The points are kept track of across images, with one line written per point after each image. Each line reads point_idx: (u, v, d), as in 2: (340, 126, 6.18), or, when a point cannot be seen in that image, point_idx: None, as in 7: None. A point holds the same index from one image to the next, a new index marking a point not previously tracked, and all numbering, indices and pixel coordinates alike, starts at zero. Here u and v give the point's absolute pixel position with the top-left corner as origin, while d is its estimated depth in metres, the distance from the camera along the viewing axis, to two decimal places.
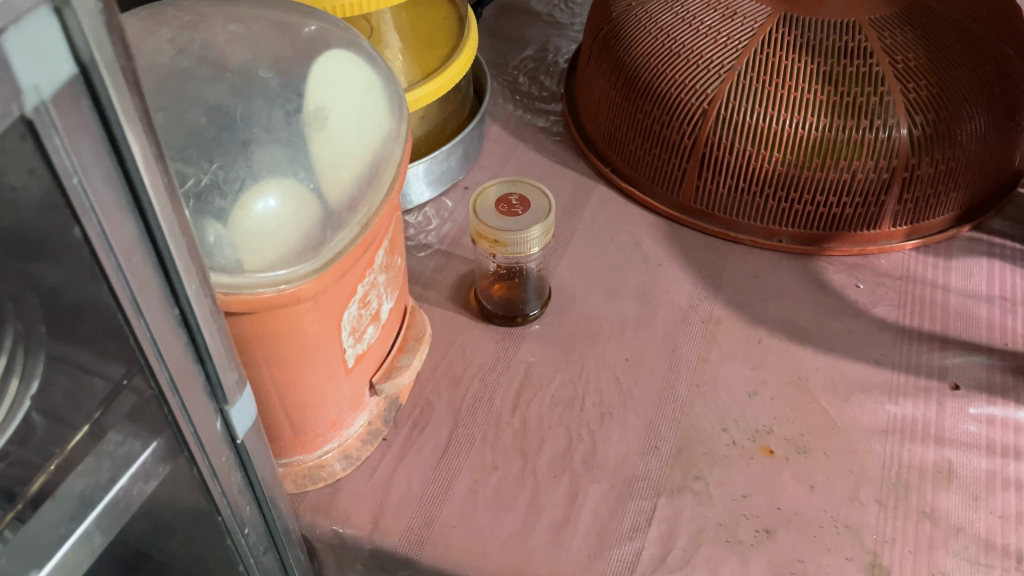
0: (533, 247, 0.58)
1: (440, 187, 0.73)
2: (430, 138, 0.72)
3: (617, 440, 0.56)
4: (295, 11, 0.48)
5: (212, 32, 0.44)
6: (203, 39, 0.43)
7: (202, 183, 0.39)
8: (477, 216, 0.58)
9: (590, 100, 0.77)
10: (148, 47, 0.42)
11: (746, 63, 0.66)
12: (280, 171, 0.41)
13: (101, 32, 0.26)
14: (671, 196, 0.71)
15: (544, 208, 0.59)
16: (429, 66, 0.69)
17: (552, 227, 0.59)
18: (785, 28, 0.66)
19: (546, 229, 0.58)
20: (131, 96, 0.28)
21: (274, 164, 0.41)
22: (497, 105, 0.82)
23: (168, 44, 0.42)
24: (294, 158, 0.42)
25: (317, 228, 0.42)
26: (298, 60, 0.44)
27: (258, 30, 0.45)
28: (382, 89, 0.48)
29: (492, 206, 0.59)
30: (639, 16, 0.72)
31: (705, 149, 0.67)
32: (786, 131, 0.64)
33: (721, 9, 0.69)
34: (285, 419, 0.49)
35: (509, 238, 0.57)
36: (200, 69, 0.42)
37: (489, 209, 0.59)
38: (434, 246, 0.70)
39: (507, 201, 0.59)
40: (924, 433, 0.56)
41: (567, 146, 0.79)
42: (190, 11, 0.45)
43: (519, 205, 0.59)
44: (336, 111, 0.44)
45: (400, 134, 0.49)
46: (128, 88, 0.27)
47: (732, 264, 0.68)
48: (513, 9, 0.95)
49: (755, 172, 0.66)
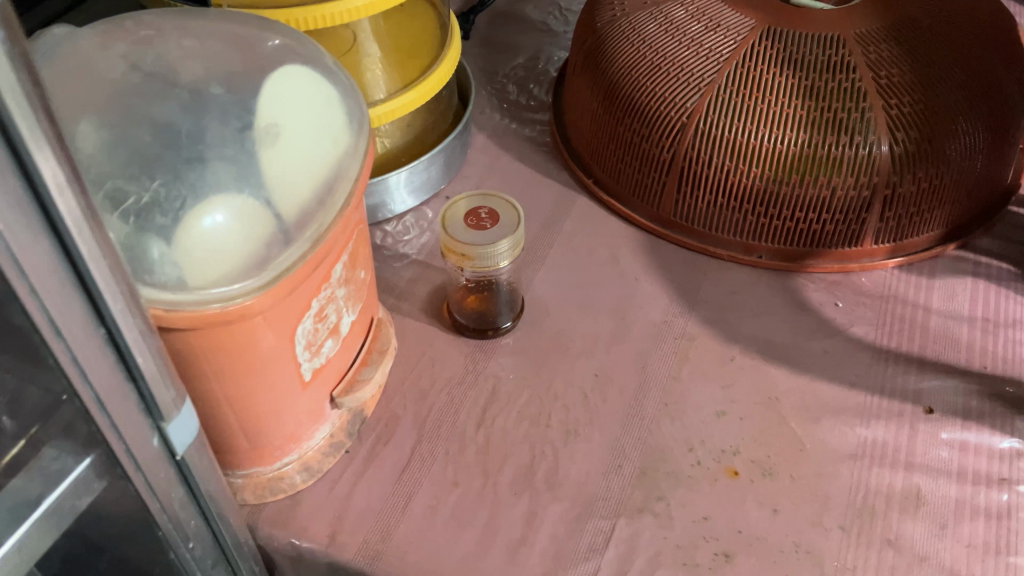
0: (501, 262, 0.58)
1: (422, 196, 0.73)
2: (411, 147, 0.71)
3: (580, 459, 0.56)
4: (255, 26, 0.49)
5: (166, 48, 0.44)
6: (157, 55, 0.44)
7: (144, 200, 0.39)
8: (445, 231, 0.58)
9: (575, 110, 0.77)
10: (102, 64, 0.43)
11: (727, 77, 0.65)
12: (225, 189, 0.41)
13: (4, 60, 0.26)
14: (652, 210, 0.70)
15: (512, 220, 0.58)
16: (410, 77, 0.69)
17: (521, 240, 0.58)
18: (768, 42, 0.65)
19: (514, 243, 0.58)
20: (41, 122, 0.27)
21: (219, 182, 0.41)
22: (485, 114, 0.82)
23: (121, 61, 0.43)
24: (241, 175, 0.42)
25: (264, 245, 0.42)
26: (251, 76, 0.45)
27: (213, 46, 0.45)
28: (341, 105, 0.48)
29: (460, 220, 0.59)
30: (623, 27, 0.72)
31: (684, 163, 0.67)
32: (764, 146, 0.64)
33: (705, 21, 0.68)
34: (240, 431, 0.50)
35: (477, 251, 0.57)
36: (150, 84, 0.42)
37: (457, 222, 0.58)
38: (411, 257, 0.70)
39: (476, 214, 0.59)
40: (894, 458, 0.55)
41: (551, 156, 0.78)
42: (147, 27, 0.46)
43: (488, 219, 0.59)
44: (289, 128, 0.44)
45: (357, 149, 0.48)
46: (36, 114, 0.27)
47: (710, 279, 0.67)
48: (508, 17, 0.94)
49: (734, 187, 0.66)
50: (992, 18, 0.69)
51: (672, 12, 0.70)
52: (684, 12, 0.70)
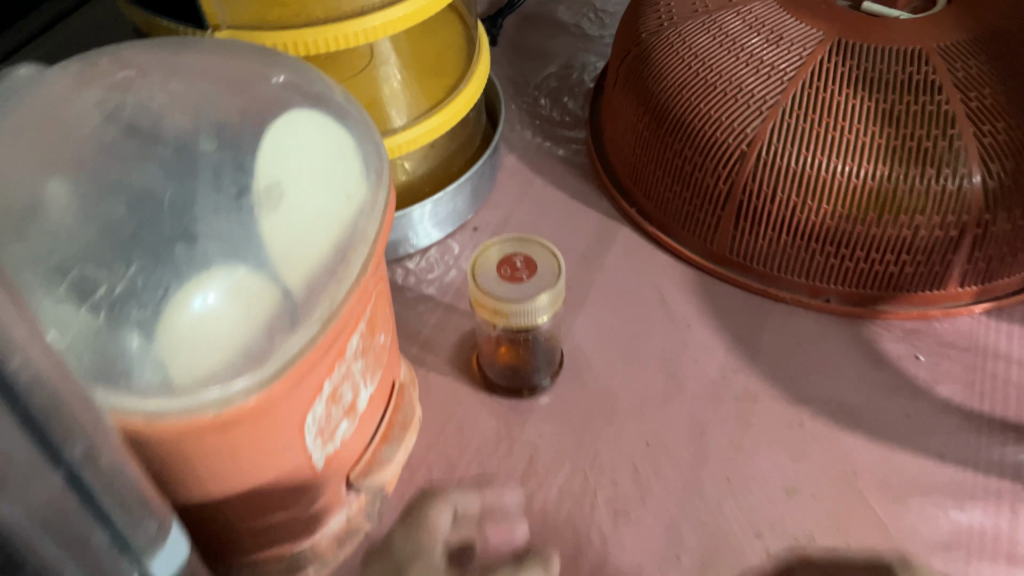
0: (538, 320, 0.51)
1: (446, 229, 0.66)
2: (436, 175, 0.64)
3: (632, 547, 0.49)
4: (255, 62, 0.42)
5: (149, 93, 0.37)
6: (137, 102, 0.37)
7: (117, 291, 0.32)
8: (475, 282, 0.51)
9: (615, 130, 0.69)
10: (73, 116, 0.36)
11: (792, 98, 0.57)
12: (217, 269, 0.34)
13: None
14: (704, 245, 0.63)
15: (552, 271, 0.51)
16: (434, 96, 0.61)
17: (561, 294, 0.51)
18: (839, 57, 0.58)
19: (554, 297, 0.51)
20: None
21: (211, 261, 0.34)
22: (514, 131, 0.75)
23: (95, 111, 0.36)
24: (236, 251, 0.35)
25: (265, 333, 0.35)
26: (250, 129, 0.38)
27: (205, 90, 0.39)
28: (356, 152, 0.41)
29: (493, 268, 0.52)
30: (671, 39, 0.64)
31: (742, 197, 0.59)
32: (836, 179, 0.56)
33: (764, 33, 0.61)
34: (243, 529, 0.43)
35: (508, 303, 0.49)
36: (129, 139, 0.36)
37: (489, 271, 0.52)
38: (435, 299, 0.63)
39: (511, 262, 0.52)
40: (994, 550, 0.48)
41: (589, 181, 0.71)
42: (127, 66, 0.39)
43: (525, 270, 0.52)
44: (295, 187, 0.38)
45: (376, 205, 0.41)
46: None
47: (773, 326, 0.60)
48: (538, 20, 0.86)
49: (800, 224, 0.58)
50: None
51: (727, 22, 0.62)
52: (740, 22, 0.62)
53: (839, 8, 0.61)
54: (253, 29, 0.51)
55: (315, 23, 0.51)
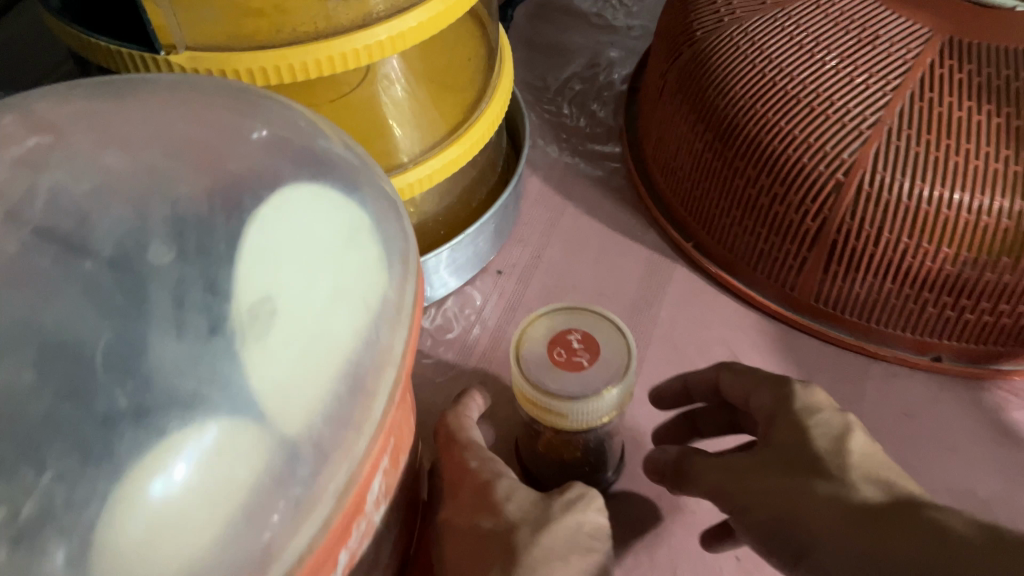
0: (597, 422, 0.39)
1: (467, 275, 0.54)
2: (453, 213, 0.52)
3: None
4: (225, 112, 0.30)
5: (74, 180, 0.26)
6: (58, 194, 0.25)
7: (26, 513, 0.21)
8: (517, 365, 0.39)
9: (663, 147, 0.58)
10: None
11: (901, 115, 0.46)
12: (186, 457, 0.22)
13: None
14: (783, 291, 0.53)
15: (619, 357, 0.40)
16: (449, 119, 0.50)
17: (631, 389, 0.39)
18: (953, 60, 0.46)
19: (622, 392, 0.39)
20: None
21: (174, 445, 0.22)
22: (537, 148, 0.63)
23: None
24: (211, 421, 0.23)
25: (258, 535, 0.24)
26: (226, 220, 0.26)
27: (155, 162, 0.27)
28: (373, 234, 0.30)
29: (541, 348, 0.40)
30: (735, 39, 0.52)
31: (836, 237, 0.48)
32: (962, 218, 0.45)
33: (857, 29, 0.49)
34: None
35: (561, 403, 0.38)
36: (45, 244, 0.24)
37: (537, 353, 0.40)
38: (457, 366, 0.51)
39: (565, 341, 0.40)
40: None
41: (632, 209, 0.60)
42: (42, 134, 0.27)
43: (584, 351, 0.40)
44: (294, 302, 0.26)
45: (402, 307, 0.30)
46: None
47: (874, 393, 0.50)
48: (551, 8, 0.74)
49: (912, 271, 0.47)
50: None
51: (806, 15, 0.50)
52: (823, 15, 0.50)
53: None
54: (220, 50, 0.38)
55: (302, 41, 0.39)
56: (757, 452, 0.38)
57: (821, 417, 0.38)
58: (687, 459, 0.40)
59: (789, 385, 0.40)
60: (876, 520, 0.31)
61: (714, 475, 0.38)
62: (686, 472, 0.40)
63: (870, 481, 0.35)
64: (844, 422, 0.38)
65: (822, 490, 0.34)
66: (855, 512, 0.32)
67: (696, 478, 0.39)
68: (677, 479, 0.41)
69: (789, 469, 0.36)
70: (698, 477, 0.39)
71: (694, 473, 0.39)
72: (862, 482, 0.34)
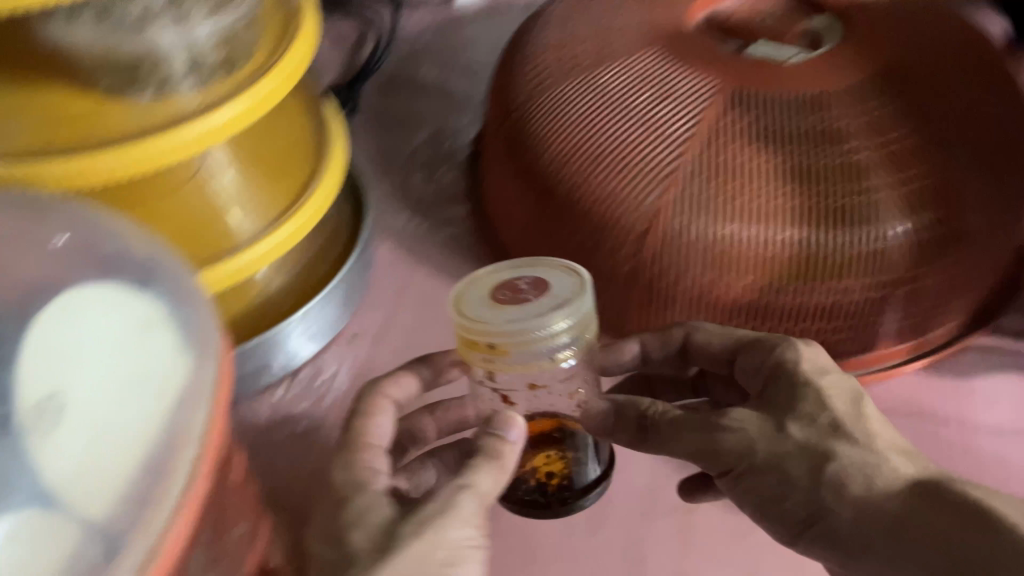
0: (547, 364, 0.38)
1: (321, 343, 0.57)
2: (299, 287, 0.55)
3: None
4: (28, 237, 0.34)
5: None
6: None
7: None
8: (458, 313, 0.38)
9: (500, 207, 0.62)
10: None
11: (691, 165, 0.51)
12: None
13: None
14: (617, 330, 0.57)
15: (573, 285, 0.39)
16: (281, 197, 0.52)
17: (586, 323, 0.38)
18: (733, 113, 0.52)
19: (582, 311, 0.38)
20: None
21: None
22: (388, 217, 0.67)
23: None
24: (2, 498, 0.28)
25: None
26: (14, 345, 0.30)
27: None
28: (175, 319, 0.32)
29: (488, 292, 0.39)
30: (547, 103, 0.56)
31: (652, 280, 0.53)
32: (753, 253, 0.50)
33: (651, 89, 0.54)
34: None
35: (521, 331, 0.37)
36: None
37: (491, 298, 0.39)
38: (312, 434, 0.53)
39: (512, 285, 0.39)
40: None
41: (478, 264, 0.63)
42: None
43: (530, 292, 0.39)
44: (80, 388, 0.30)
45: (207, 375, 0.31)
46: None
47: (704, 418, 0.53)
48: (401, 82, 0.79)
49: (718, 303, 0.52)
50: (976, 43, 0.58)
51: (607, 78, 0.55)
52: (621, 78, 0.55)
53: (726, 53, 0.55)
54: (31, 158, 0.41)
55: (115, 143, 0.41)
56: (758, 409, 0.42)
57: (829, 374, 0.42)
58: (666, 416, 0.43)
59: (795, 343, 0.43)
60: (928, 507, 0.36)
61: (688, 437, 0.41)
62: (656, 432, 0.43)
63: (896, 449, 0.40)
64: (852, 387, 0.42)
65: (838, 461, 0.38)
66: (908, 493, 0.37)
67: (666, 440, 0.42)
68: (644, 439, 0.43)
69: (814, 430, 0.40)
70: (663, 437, 0.42)
71: (664, 436, 0.42)
72: (891, 453, 0.39)
